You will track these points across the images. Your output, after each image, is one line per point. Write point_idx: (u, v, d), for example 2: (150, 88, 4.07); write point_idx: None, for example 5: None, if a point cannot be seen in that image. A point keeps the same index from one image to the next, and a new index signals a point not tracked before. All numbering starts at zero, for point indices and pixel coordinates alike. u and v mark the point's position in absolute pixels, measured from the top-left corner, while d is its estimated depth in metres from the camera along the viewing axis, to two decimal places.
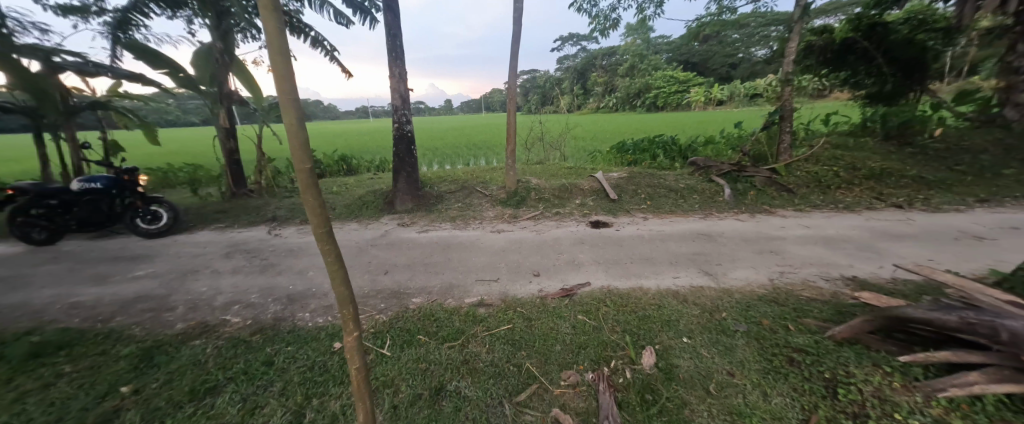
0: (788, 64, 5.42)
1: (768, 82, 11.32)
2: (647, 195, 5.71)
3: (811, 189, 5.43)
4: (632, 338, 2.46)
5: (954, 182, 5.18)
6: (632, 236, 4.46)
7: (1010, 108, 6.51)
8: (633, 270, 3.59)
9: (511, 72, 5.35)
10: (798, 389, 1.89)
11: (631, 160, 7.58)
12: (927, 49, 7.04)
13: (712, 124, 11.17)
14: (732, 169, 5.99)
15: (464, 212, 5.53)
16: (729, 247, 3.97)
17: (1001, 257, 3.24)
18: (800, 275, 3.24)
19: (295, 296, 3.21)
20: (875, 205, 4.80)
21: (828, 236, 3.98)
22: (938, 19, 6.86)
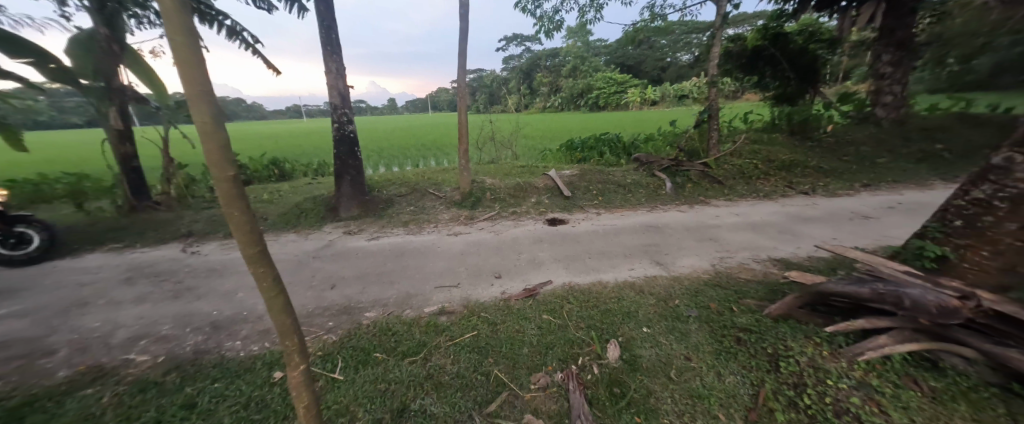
0: (713, 68, 5.95)
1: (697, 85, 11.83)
2: (597, 191, 5.92)
3: (737, 180, 6.04)
4: (596, 333, 2.49)
5: (845, 170, 6.11)
6: (588, 231, 4.58)
7: (880, 108, 7.85)
8: (592, 265, 3.67)
9: (459, 70, 5.18)
10: (746, 366, 2.06)
11: (580, 157, 7.81)
12: (818, 56, 8.13)
13: (650, 123, 11.99)
14: (671, 164, 6.46)
15: (417, 216, 5.26)
16: (675, 237, 4.25)
17: (884, 233, 3.87)
18: (737, 259, 3.57)
19: (222, 322, 2.77)
20: (790, 193, 5.47)
21: (756, 222, 4.45)
22: (824, 31, 8.06)
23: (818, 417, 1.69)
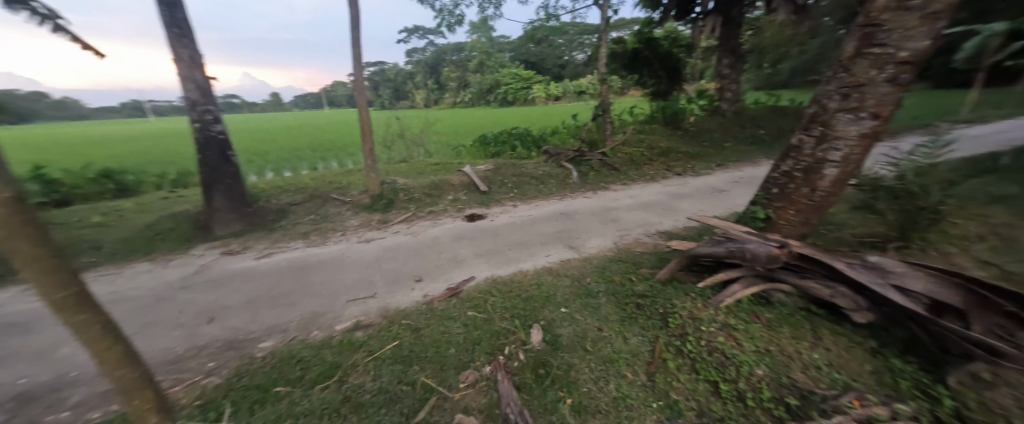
0: (603, 67, 6.62)
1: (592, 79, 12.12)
2: (513, 184, 6.11)
3: (629, 166, 6.87)
4: (519, 321, 2.59)
5: (707, 153, 7.45)
6: (506, 224, 4.71)
7: (724, 102, 9.32)
8: (512, 256, 3.79)
9: (354, 62, 4.73)
10: (645, 327, 2.39)
11: (494, 151, 7.95)
12: (679, 59, 9.65)
13: (556, 117, 12.76)
14: (575, 155, 7.03)
15: (320, 225, 4.70)
16: (584, 221, 4.66)
17: (734, 202, 4.87)
18: (634, 236, 4.09)
19: (38, 392, 2.07)
20: (670, 175, 6.46)
21: (646, 202, 5.15)
22: (682, 37, 9.50)
23: (698, 357, 2.06)
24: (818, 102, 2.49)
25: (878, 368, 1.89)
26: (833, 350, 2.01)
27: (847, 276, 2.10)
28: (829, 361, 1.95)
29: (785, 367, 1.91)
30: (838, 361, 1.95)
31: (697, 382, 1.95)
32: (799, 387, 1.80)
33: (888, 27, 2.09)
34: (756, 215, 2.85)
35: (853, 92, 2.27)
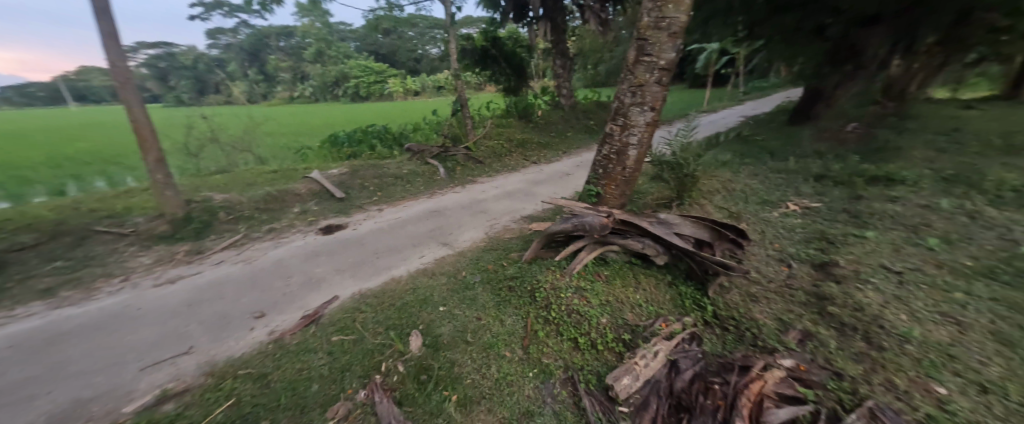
0: (455, 62, 6.70)
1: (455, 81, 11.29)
2: (375, 187, 5.61)
3: (493, 159, 7.21)
4: (395, 332, 2.43)
5: (556, 142, 8.49)
6: (372, 230, 4.30)
7: (562, 98, 10.57)
8: (381, 265, 3.50)
9: (109, 39, 3.38)
10: (517, 307, 2.60)
11: (349, 153, 7.08)
12: (523, 58, 10.66)
13: (416, 111, 12.13)
14: (440, 151, 6.95)
15: (81, 273, 3.26)
16: (455, 216, 4.68)
17: (578, 184, 5.75)
18: (502, 224, 4.36)
19: None
20: (528, 164, 7.10)
21: (510, 191, 5.54)
22: (522, 39, 10.60)
23: (561, 320, 2.36)
24: (621, 98, 3.07)
25: (674, 295, 2.59)
26: (648, 290, 2.63)
27: (650, 231, 2.76)
28: (647, 299, 2.54)
29: (621, 311, 2.40)
30: (652, 297, 2.57)
31: (562, 342, 2.23)
32: (631, 324, 2.29)
33: (651, 41, 2.78)
34: (590, 192, 3.42)
35: (638, 90, 2.94)
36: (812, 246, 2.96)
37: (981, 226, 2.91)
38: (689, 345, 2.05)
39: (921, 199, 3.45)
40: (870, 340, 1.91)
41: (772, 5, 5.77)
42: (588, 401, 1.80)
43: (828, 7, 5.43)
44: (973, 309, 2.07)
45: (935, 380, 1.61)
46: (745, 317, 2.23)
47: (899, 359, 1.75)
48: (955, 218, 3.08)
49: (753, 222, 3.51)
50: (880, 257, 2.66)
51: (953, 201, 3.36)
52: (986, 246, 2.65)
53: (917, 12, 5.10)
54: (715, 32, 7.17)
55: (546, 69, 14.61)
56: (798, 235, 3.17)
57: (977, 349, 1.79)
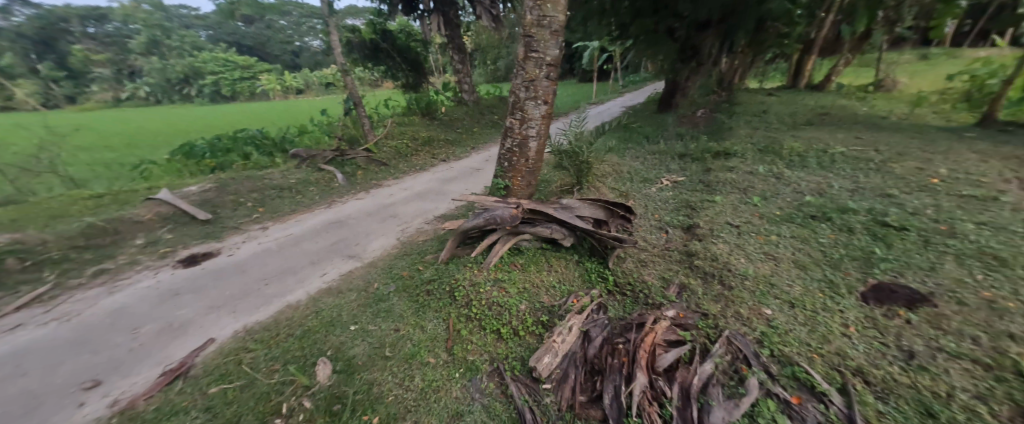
0: (340, 56, 6.04)
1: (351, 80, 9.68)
2: (254, 202, 4.76)
3: (397, 160, 6.77)
4: (297, 364, 2.12)
5: (463, 138, 8.38)
6: (255, 254, 3.65)
7: (465, 93, 10.49)
8: (272, 292, 3.01)
9: None
10: (438, 310, 2.52)
11: (214, 165, 5.57)
12: (419, 53, 10.23)
13: (299, 109, 10.44)
14: (334, 155, 6.22)
15: None
16: (360, 225, 4.28)
17: (488, 178, 5.83)
18: (414, 227, 4.16)
19: None
20: (436, 162, 6.86)
21: (420, 192, 5.31)
22: (415, 33, 10.21)
23: (482, 315, 2.38)
24: (517, 92, 3.18)
25: (581, 272, 2.84)
26: (560, 271, 2.83)
27: (556, 217, 2.96)
28: (559, 279, 2.74)
29: (537, 295, 2.53)
30: (563, 277, 2.77)
31: (485, 336, 2.25)
32: (547, 305, 2.44)
33: (536, 38, 2.94)
34: (499, 186, 3.49)
35: (530, 85, 3.10)
36: (681, 213, 3.57)
37: (783, 183, 3.92)
38: (598, 314, 2.28)
39: (748, 167, 4.46)
40: (723, 282, 2.42)
41: (636, 9, 6.66)
42: (515, 387, 1.85)
43: (675, 13, 6.50)
44: (781, 246, 2.79)
45: (763, 305, 2.15)
46: (638, 280, 2.58)
47: (742, 294, 2.26)
48: (768, 179, 4.07)
49: (638, 198, 4.06)
50: (725, 215, 3.37)
51: (766, 167, 4.42)
52: (786, 198, 3.59)
53: (733, 20, 6.49)
54: (594, 31, 7.96)
55: (444, 64, 14.28)
56: (671, 205, 3.79)
57: (785, 275, 2.43)
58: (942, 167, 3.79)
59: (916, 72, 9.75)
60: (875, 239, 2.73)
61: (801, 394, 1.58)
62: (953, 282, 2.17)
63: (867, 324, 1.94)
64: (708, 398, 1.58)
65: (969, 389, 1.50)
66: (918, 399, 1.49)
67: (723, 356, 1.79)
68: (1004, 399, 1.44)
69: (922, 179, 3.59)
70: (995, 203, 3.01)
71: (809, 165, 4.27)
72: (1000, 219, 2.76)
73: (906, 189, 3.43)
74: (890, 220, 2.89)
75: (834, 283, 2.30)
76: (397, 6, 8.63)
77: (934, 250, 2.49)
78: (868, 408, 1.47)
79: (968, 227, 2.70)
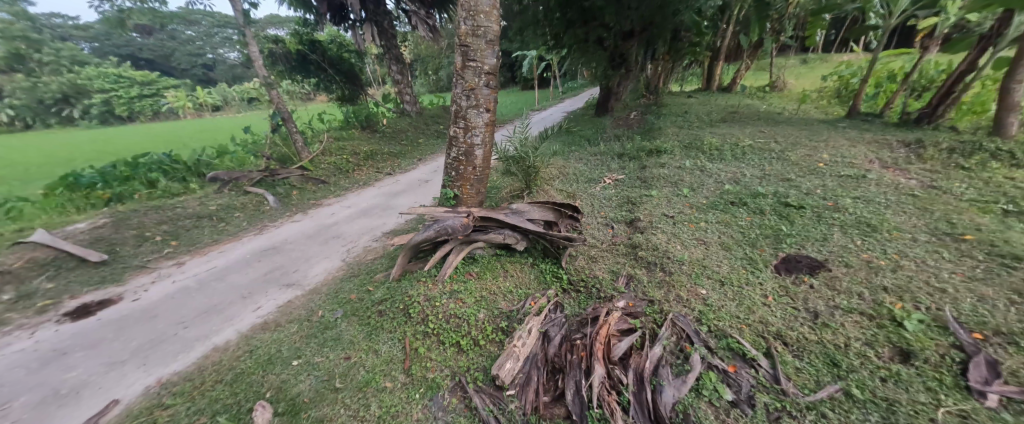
0: (262, 69, 5.55)
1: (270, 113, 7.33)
2: (166, 236, 4.15)
3: (338, 176, 6.34)
4: (228, 414, 1.86)
5: (409, 150, 8.11)
6: (170, 295, 3.17)
7: (407, 104, 10.20)
8: (194, 335, 2.63)
9: None
10: (392, 330, 2.39)
11: (108, 196, 4.72)
12: (353, 64, 9.78)
13: (217, 128, 9.30)
14: (263, 175, 5.66)
15: None
16: (298, 249, 3.94)
17: (437, 189, 5.70)
18: (361, 247, 3.92)
19: None
20: (381, 176, 6.56)
21: (365, 209, 5.03)
22: (347, 43, 9.75)
23: (440, 329, 2.30)
24: (459, 101, 3.18)
25: (536, 274, 2.88)
26: (516, 275, 2.86)
27: (508, 222, 2.98)
28: (514, 284, 2.76)
29: (495, 302, 2.52)
30: (519, 281, 2.79)
31: (445, 350, 2.18)
32: (505, 311, 2.43)
33: (473, 47, 2.98)
34: (448, 196, 3.44)
35: (471, 94, 3.11)
36: (623, 209, 3.81)
37: (706, 175, 4.37)
38: (555, 313, 2.32)
39: (677, 162, 4.90)
40: (664, 269, 2.62)
41: (567, 20, 7.12)
42: (479, 398, 1.81)
43: (602, 24, 6.98)
44: (710, 231, 3.10)
45: (699, 286, 2.37)
46: (590, 276, 2.69)
47: (680, 278, 2.47)
48: (694, 172, 4.50)
49: (584, 198, 4.25)
50: (661, 207, 3.66)
51: (692, 161, 4.90)
52: (710, 188, 4.00)
53: (652, 31, 7.14)
54: (531, 41, 8.25)
55: (382, 76, 13.82)
56: (614, 202, 4.02)
57: (714, 257, 2.71)
58: (825, 153, 4.51)
59: (799, 74, 11.55)
60: (781, 217, 3.15)
61: (736, 363, 1.77)
62: (841, 248, 2.59)
63: (782, 292, 2.22)
64: (660, 379, 1.69)
65: (860, 338, 1.79)
66: (824, 351, 1.74)
67: (669, 338, 1.93)
68: (884, 342, 1.74)
69: (812, 164, 4.23)
70: (865, 180, 3.65)
71: (726, 158, 4.82)
72: (868, 193, 3.35)
73: (801, 173, 4.01)
74: (791, 201, 3.35)
75: (753, 259, 2.61)
76: (325, 16, 8.11)
77: (825, 223, 2.94)
78: (788, 367, 1.69)
79: (848, 201, 3.23)
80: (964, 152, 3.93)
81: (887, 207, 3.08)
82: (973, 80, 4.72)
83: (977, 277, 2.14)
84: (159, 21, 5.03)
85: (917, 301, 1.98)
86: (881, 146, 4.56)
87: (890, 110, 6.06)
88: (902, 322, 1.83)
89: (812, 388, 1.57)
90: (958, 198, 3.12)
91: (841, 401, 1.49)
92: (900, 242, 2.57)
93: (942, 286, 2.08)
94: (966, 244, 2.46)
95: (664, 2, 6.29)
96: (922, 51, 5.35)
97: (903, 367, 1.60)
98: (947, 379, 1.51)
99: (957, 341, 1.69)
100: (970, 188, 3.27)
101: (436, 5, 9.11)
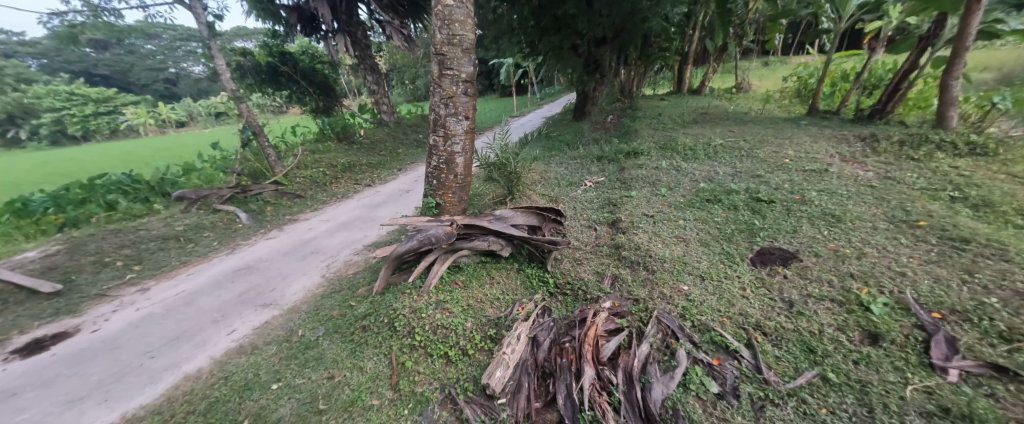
0: (230, 83, 5.34)
1: (242, 144, 6.57)
2: (129, 261, 3.90)
3: (314, 189, 6.15)
4: None
5: (388, 160, 7.98)
6: (134, 323, 2.97)
7: (384, 115, 10.04)
8: (162, 365, 2.48)
9: None
10: (377, 345, 2.32)
11: (61, 220, 4.39)
12: (326, 75, 9.59)
13: (181, 145, 8.86)
14: (234, 192, 5.42)
15: None
16: (274, 267, 3.78)
17: (419, 199, 5.62)
18: (341, 261, 3.81)
19: None
20: (361, 188, 6.42)
21: (344, 222, 4.89)
22: (320, 54, 9.57)
23: (426, 341, 2.25)
24: (438, 110, 3.16)
25: (523, 279, 2.87)
26: (502, 282, 2.84)
27: (492, 229, 2.96)
28: (501, 291, 2.74)
29: (482, 310, 2.49)
30: (506, 288, 2.77)
31: (433, 363, 2.13)
32: (492, 318, 2.41)
33: (449, 56, 2.99)
34: (430, 205, 3.40)
35: (449, 102, 3.11)
36: (605, 210, 3.88)
37: (682, 174, 4.51)
38: (543, 318, 2.30)
39: (654, 163, 5.05)
40: (647, 268, 2.67)
41: (541, 27, 7.26)
42: (470, 410, 1.78)
43: (575, 32, 7.15)
44: (688, 228, 3.20)
45: (681, 283, 2.43)
46: (575, 278, 2.71)
47: (663, 275, 2.52)
48: (671, 172, 4.64)
49: (567, 201, 4.30)
50: (641, 207, 3.75)
51: (668, 162, 5.05)
52: (686, 187, 4.13)
53: (624, 37, 7.37)
54: (507, 49, 8.32)
55: (357, 86, 13.59)
56: (595, 204, 4.09)
57: (694, 253, 2.79)
58: (790, 150, 4.75)
59: (762, 76, 12.16)
60: (754, 212, 3.29)
61: (720, 356, 1.82)
62: (810, 239, 2.72)
63: (758, 284, 2.31)
64: (648, 377, 1.71)
65: (833, 324, 1.88)
66: (801, 339, 1.81)
67: (655, 335, 1.96)
68: (854, 327, 1.83)
69: (778, 160, 4.45)
70: (828, 173, 3.86)
71: (700, 157, 5.00)
72: (831, 185, 3.55)
73: (770, 169, 4.21)
74: (762, 196, 3.51)
75: (731, 254, 2.71)
76: (295, 27, 7.91)
77: (794, 216, 3.09)
78: (768, 357, 1.75)
79: (813, 194, 3.41)
80: (912, 144, 4.25)
81: (849, 198, 3.27)
82: (916, 78, 5.11)
83: (931, 259, 2.30)
84: (116, 35, 4.79)
85: (880, 286, 2.11)
86: (840, 140, 4.86)
87: (845, 107, 6.46)
88: (869, 307, 1.94)
89: (792, 375, 1.63)
90: (912, 187, 3.35)
91: (818, 386, 1.55)
92: (863, 231, 2.72)
93: (902, 269, 2.23)
94: (920, 230, 2.64)
95: (633, 9, 6.52)
96: (870, 52, 5.76)
97: (872, 349, 1.69)
98: (913, 358, 1.60)
99: (919, 321, 1.80)
100: (920, 177, 3.52)
101: (410, 14, 9.05)
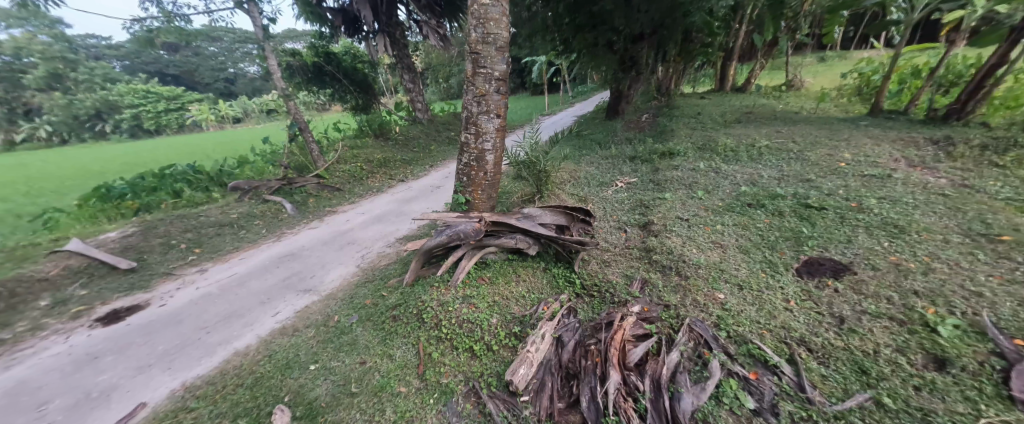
0: (280, 82, 5.70)
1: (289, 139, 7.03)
2: (191, 243, 4.32)
3: (352, 183, 6.46)
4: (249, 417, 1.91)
5: (421, 157, 8.19)
6: (193, 301, 3.27)
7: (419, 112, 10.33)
8: (216, 340, 2.72)
9: None
10: (406, 335, 2.41)
11: (137, 206, 4.93)
12: (366, 74, 10.02)
13: (236, 140, 9.61)
14: (281, 184, 5.82)
15: None
16: (314, 256, 4.02)
17: (448, 195, 5.75)
18: (374, 253, 3.98)
19: None
20: (394, 183, 6.65)
21: (378, 215, 5.09)
22: (362, 54, 10.01)
23: (453, 334, 2.30)
24: (471, 109, 3.20)
25: (549, 279, 2.85)
26: (529, 281, 2.84)
27: (519, 227, 2.97)
28: (527, 289, 2.74)
29: (508, 307, 2.51)
30: (532, 286, 2.77)
31: (458, 356, 2.18)
32: (518, 316, 2.42)
33: (483, 54, 3.02)
34: (460, 201, 3.46)
35: (481, 100, 3.15)
36: (637, 212, 3.76)
37: (722, 177, 4.28)
38: (569, 318, 2.28)
39: (692, 164, 4.83)
40: (680, 273, 2.56)
41: (576, 24, 7.16)
42: (493, 404, 1.81)
43: (611, 28, 6.96)
44: (726, 234, 3.03)
45: (717, 291, 2.31)
46: (603, 280, 2.65)
47: (697, 282, 2.41)
48: (709, 174, 4.43)
49: (597, 202, 4.21)
50: (676, 210, 3.60)
51: (707, 163, 4.81)
52: (726, 190, 3.91)
53: (663, 33, 7.07)
54: (540, 47, 8.29)
55: (394, 85, 14.10)
56: (627, 206, 3.98)
57: (732, 260, 2.64)
58: (847, 152, 4.36)
59: (817, 72, 11.23)
60: (802, 219, 3.06)
61: (757, 370, 1.72)
62: (867, 251, 2.49)
63: (804, 296, 2.15)
64: (677, 387, 1.64)
65: (890, 344, 1.71)
66: (852, 359, 1.67)
67: (687, 344, 1.89)
68: (916, 349, 1.66)
69: (832, 164, 4.10)
70: (890, 179, 3.52)
71: (743, 159, 4.70)
72: (894, 192, 3.22)
73: (821, 173, 3.90)
74: (811, 202, 3.26)
75: (773, 263, 2.53)
76: (339, 28, 8.32)
77: (848, 225, 2.83)
78: (814, 375, 1.63)
79: (872, 201, 3.11)
80: (997, 148, 3.76)
81: (915, 207, 2.95)
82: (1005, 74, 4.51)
83: (1016, 280, 2.03)
84: (185, 39, 5.29)
85: (951, 306, 1.89)
86: (907, 143, 4.39)
87: (915, 107, 5.83)
88: (935, 328, 1.74)
89: (840, 397, 1.50)
90: (994, 197, 2.97)
91: (871, 411, 1.42)
92: (932, 244, 2.45)
93: (978, 289, 1.98)
94: (1003, 245, 2.34)
95: (674, 4, 6.25)
96: (948, 45, 5.15)
97: (938, 375, 1.52)
98: (988, 388, 1.42)
99: (997, 347, 1.60)
100: (1006, 186, 3.11)
101: (447, 14, 9.28)
